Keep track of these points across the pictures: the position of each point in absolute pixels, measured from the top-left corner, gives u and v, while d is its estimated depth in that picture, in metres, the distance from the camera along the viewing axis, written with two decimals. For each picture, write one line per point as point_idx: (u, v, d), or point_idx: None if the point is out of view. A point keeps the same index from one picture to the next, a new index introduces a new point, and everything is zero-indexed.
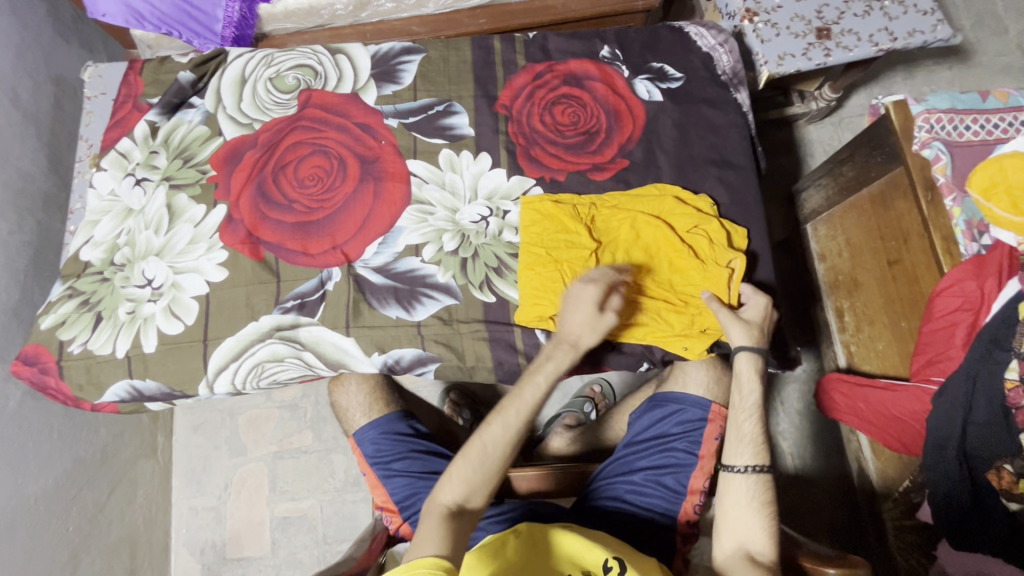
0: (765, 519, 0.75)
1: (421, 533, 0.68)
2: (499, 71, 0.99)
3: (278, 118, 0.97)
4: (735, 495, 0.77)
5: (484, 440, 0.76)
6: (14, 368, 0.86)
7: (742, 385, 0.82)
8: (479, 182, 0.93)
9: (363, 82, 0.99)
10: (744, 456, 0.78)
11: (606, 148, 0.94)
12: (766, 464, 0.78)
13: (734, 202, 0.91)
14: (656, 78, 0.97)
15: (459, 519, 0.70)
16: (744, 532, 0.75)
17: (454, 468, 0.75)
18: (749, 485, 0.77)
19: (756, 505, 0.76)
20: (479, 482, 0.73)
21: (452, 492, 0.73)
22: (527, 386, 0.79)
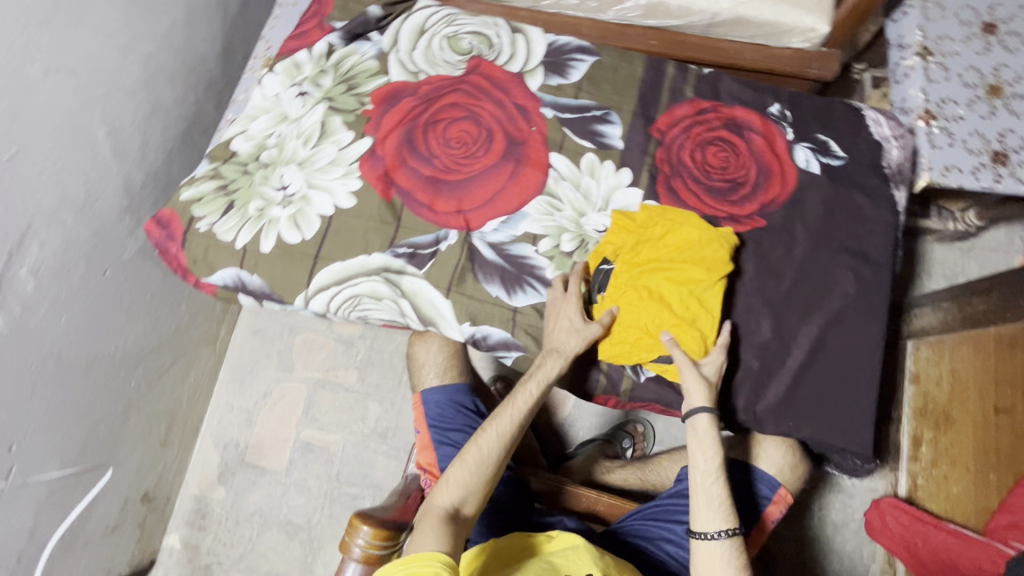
0: None
1: (419, 531, 0.72)
2: (664, 95, 0.99)
3: (443, 75, 1.00)
4: (711, 562, 0.78)
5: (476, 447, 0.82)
6: (147, 225, 0.92)
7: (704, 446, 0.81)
8: (613, 195, 0.93)
9: (532, 65, 1.01)
10: (712, 522, 0.78)
11: (747, 202, 0.92)
12: (738, 527, 0.79)
13: (860, 296, 0.88)
14: (818, 150, 0.95)
15: (454, 522, 0.75)
16: None
17: (449, 473, 0.81)
18: (722, 549, 0.78)
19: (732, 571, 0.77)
20: (474, 488, 0.79)
21: (447, 494, 0.78)
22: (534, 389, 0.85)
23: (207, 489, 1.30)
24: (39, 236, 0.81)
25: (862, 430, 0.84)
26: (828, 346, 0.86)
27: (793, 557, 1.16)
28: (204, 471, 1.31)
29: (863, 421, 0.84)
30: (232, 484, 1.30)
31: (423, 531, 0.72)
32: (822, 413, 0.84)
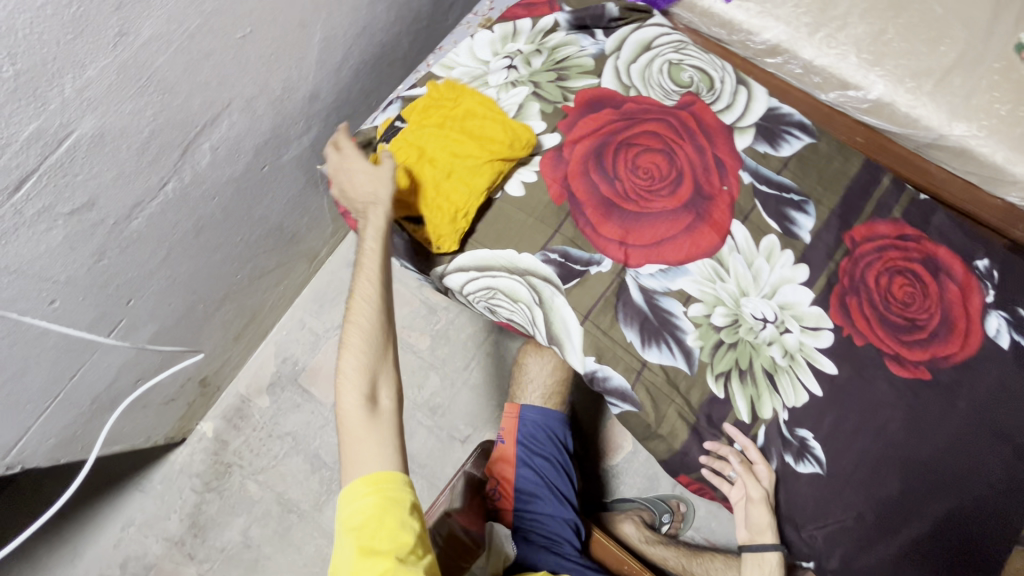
0: None
1: (359, 446, 0.67)
2: (871, 205, 0.93)
3: (653, 100, 0.95)
4: None
5: (361, 331, 0.73)
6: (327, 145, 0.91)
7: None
8: (781, 287, 0.88)
9: (745, 124, 0.95)
10: None
11: (918, 349, 0.86)
12: None
13: (1004, 494, 0.81)
14: (1013, 324, 0.87)
15: (386, 417, 0.70)
16: None
17: (346, 373, 0.71)
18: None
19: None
20: (371, 368, 0.72)
21: (356, 395, 0.70)
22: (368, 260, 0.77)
23: (254, 393, 1.31)
24: (231, 116, 0.81)
25: None
26: (953, 532, 0.79)
27: None
28: (257, 376, 1.32)
29: None
30: (278, 398, 1.31)
31: (365, 445, 0.67)
32: None
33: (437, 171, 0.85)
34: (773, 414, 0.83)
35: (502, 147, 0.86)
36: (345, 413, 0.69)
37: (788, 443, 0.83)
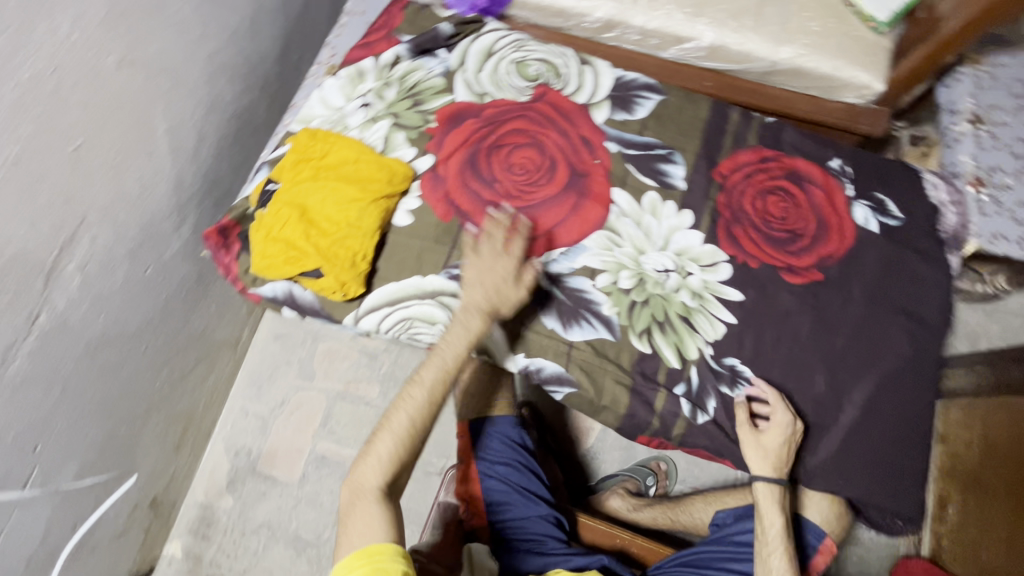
0: None
1: (358, 525, 0.71)
2: (728, 140, 1.00)
3: (509, 100, 0.99)
4: None
5: (406, 422, 0.76)
6: (206, 233, 0.89)
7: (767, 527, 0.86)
8: (673, 236, 0.93)
9: (598, 98, 1.01)
10: None
11: (805, 255, 0.93)
12: None
13: (913, 359, 0.89)
14: (876, 209, 0.96)
15: (391, 501, 0.74)
16: None
17: (373, 447, 0.76)
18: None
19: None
20: (395, 459, 0.75)
21: (376, 474, 0.74)
22: (443, 351, 0.80)
23: (214, 497, 1.25)
24: (91, 231, 0.78)
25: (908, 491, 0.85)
26: (882, 407, 0.86)
27: None
28: (212, 478, 1.26)
29: (907, 487, 0.86)
30: (241, 493, 1.26)
31: (365, 521, 0.71)
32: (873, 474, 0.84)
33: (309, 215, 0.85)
34: (699, 353, 0.88)
35: (382, 185, 0.88)
36: (360, 488, 0.74)
37: (720, 375, 0.87)
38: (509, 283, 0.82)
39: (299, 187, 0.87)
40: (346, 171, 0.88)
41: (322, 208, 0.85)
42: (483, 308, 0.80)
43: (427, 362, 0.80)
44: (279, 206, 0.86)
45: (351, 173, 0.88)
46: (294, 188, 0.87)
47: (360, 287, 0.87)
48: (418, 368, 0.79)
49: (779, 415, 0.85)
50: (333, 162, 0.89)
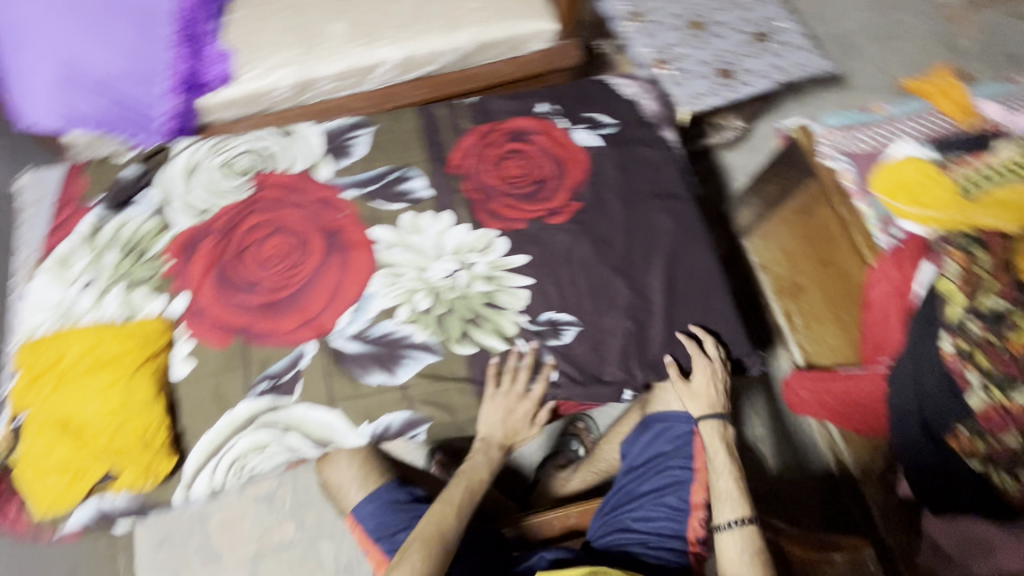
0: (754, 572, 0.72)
1: None
2: (447, 134, 1.06)
3: (234, 203, 0.98)
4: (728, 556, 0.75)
5: (434, 529, 0.78)
6: None
7: (714, 456, 0.85)
8: (444, 239, 0.97)
9: (316, 158, 1.03)
10: (726, 513, 0.79)
11: (557, 193, 1.00)
12: (751, 519, 0.77)
13: (680, 229, 0.99)
14: (591, 126, 1.06)
15: None
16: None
17: (407, 557, 0.75)
18: (745, 541, 0.76)
19: (749, 560, 0.74)
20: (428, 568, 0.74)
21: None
22: (474, 475, 0.86)
23: None
24: None
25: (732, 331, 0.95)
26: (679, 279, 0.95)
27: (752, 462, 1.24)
28: None
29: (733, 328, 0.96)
30: None
31: None
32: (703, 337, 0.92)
33: (71, 424, 0.78)
34: (517, 324, 0.91)
35: (138, 353, 0.84)
36: None
37: (543, 331, 0.91)
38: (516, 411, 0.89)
39: (48, 402, 0.80)
40: (92, 359, 0.82)
41: (82, 411, 0.78)
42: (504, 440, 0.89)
43: (455, 485, 0.85)
44: (36, 431, 0.78)
45: (98, 359, 0.82)
46: (43, 405, 0.79)
47: (169, 458, 0.82)
48: (446, 488, 0.84)
49: (716, 358, 0.91)
50: (74, 357, 0.83)
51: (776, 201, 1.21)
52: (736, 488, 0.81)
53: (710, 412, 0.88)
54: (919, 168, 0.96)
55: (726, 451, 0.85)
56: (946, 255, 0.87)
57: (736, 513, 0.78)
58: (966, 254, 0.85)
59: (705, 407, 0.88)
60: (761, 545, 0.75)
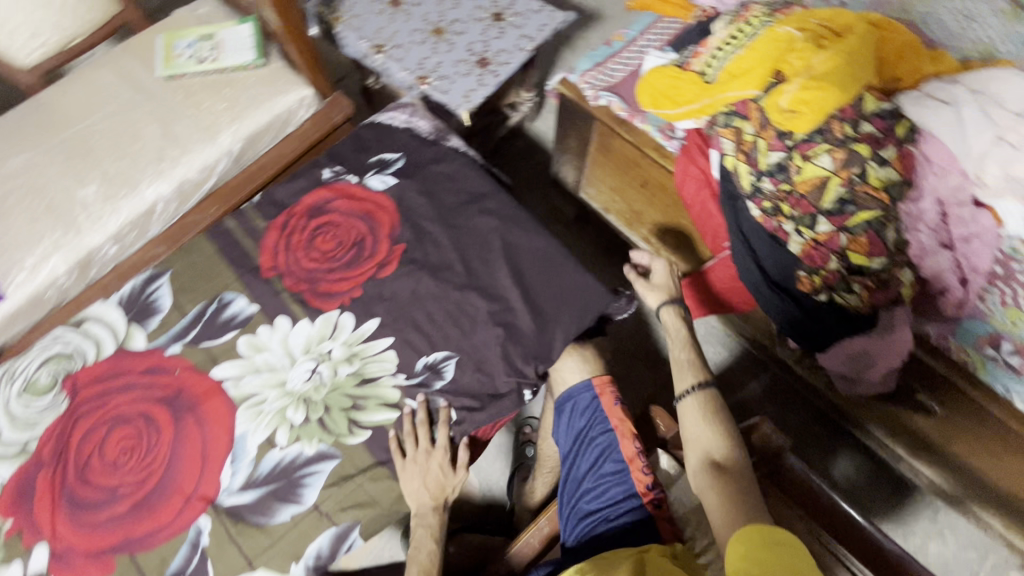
0: (716, 426, 0.77)
1: None
2: (248, 242, 1.01)
3: (53, 422, 0.88)
4: (691, 420, 0.80)
5: None
6: None
7: (674, 334, 0.91)
8: (290, 344, 0.92)
9: (123, 331, 0.94)
10: (685, 381, 0.84)
11: (379, 246, 0.99)
12: (708, 384, 0.83)
13: (503, 221, 1.01)
14: (381, 169, 1.06)
15: None
16: (699, 440, 0.77)
17: None
18: (702, 407, 0.80)
19: (708, 417, 0.79)
20: None
21: None
22: (419, 557, 0.82)
23: None
24: None
25: (591, 286, 0.96)
26: (523, 267, 0.97)
27: None
28: None
29: None
30: None
31: None
32: (569, 306, 0.94)
33: None
34: (397, 386, 0.89)
35: None
36: None
37: (425, 379, 0.89)
38: (448, 471, 0.86)
39: None
40: None
41: None
42: (435, 502, 0.84)
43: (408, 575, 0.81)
44: None
45: None
46: None
47: None
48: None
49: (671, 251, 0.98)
50: None
51: (581, 151, 1.26)
52: (694, 360, 0.86)
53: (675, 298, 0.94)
54: (662, 74, 1.02)
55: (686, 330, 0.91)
56: (720, 135, 0.94)
57: (694, 381, 0.84)
58: (733, 129, 0.93)
59: (664, 294, 0.94)
60: (721, 410, 0.80)
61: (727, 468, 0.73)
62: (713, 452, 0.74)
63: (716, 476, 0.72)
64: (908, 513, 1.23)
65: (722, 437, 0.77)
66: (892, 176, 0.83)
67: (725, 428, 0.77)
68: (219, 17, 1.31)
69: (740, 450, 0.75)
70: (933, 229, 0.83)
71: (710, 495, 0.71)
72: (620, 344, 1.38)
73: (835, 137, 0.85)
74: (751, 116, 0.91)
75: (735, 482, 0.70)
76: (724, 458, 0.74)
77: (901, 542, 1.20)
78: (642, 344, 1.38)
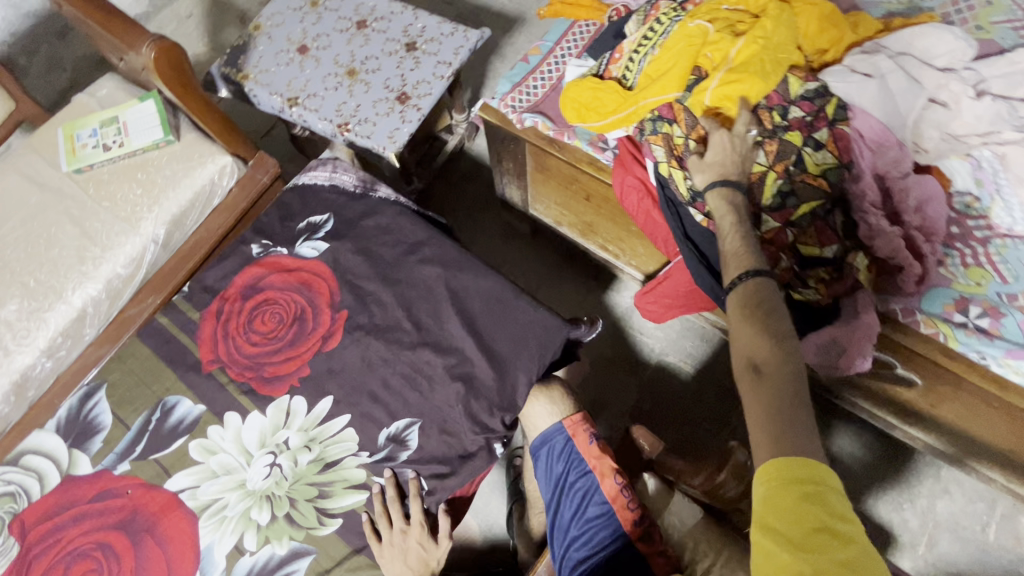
0: (763, 327, 0.67)
1: None
2: (184, 337, 0.96)
3: (6, 570, 0.82)
4: (736, 316, 0.69)
5: None
6: None
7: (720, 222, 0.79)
8: (244, 440, 0.87)
9: (66, 458, 0.89)
10: (733, 270, 0.73)
11: (320, 317, 0.94)
12: (762, 275, 0.70)
13: (445, 267, 0.96)
14: (310, 234, 1.01)
15: None
16: (743, 343, 0.67)
17: None
18: (747, 303, 0.69)
19: (752, 314, 0.68)
20: None
21: None
22: None
23: None
24: None
25: (546, 320, 0.92)
26: (473, 312, 0.93)
27: (668, 380, 1.31)
28: None
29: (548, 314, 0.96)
30: None
31: None
32: (528, 344, 0.90)
33: None
34: (362, 465, 0.85)
35: None
36: None
37: (390, 452, 0.85)
38: (430, 544, 0.82)
39: None
40: None
41: None
42: None
43: None
44: None
45: None
46: None
47: None
48: None
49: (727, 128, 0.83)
50: None
51: (520, 172, 1.21)
52: (748, 247, 0.74)
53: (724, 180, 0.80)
54: (582, 85, 0.98)
55: (736, 215, 0.78)
56: (650, 142, 0.91)
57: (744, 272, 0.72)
58: (663, 135, 0.90)
59: (715, 175, 0.80)
60: (770, 304, 0.68)
61: (767, 372, 0.64)
62: (755, 356, 0.65)
63: (755, 381, 0.64)
64: (910, 476, 1.21)
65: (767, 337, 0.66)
66: (827, 160, 0.81)
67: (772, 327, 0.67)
68: (121, 97, 1.24)
69: (788, 356, 0.65)
70: (880, 209, 0.80)
71: (751, 406, 0.64)
72: (597, 355, 1.35)
73: (766, 128, 0.83)
74: (677, 118, 0.89)
75: (773, 396, 0.62)
76: (767, 361, 0.64)
77: (909, 508, 1.18)
78: (619, 352, 1.34)
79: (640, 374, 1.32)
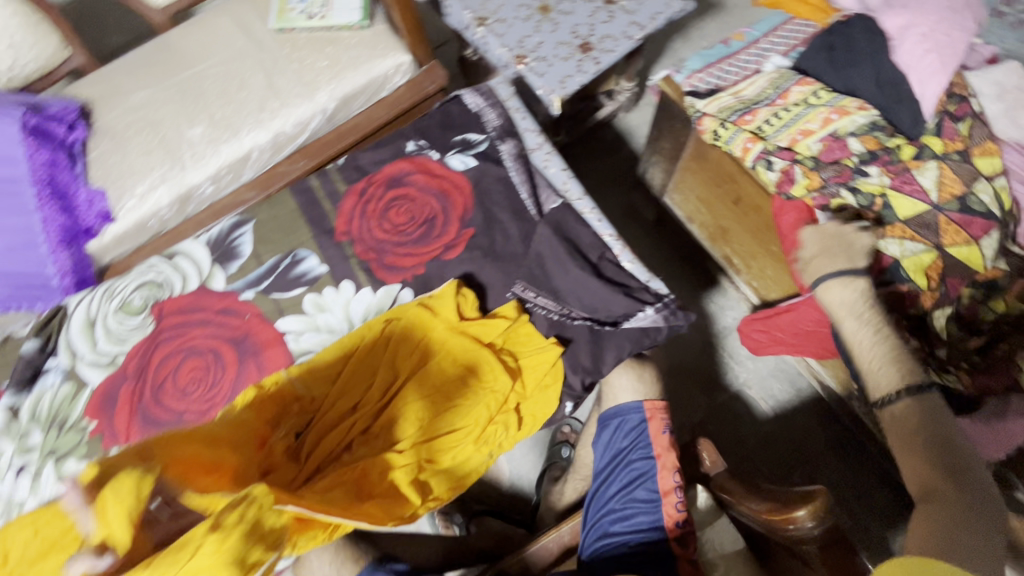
0: (922, 455, 0.68)
1: None
2: (327, 204, 1.04)
3: (139, 342, 0.96)
4: (906, 423, 0.72)
5: None
6: None
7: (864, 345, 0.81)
8: (351, 310, 0.95)
9: (207, 270, 1.01)
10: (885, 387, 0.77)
11: (447, 227, 0.99)
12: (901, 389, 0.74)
13: (578, 221, 0.97)
14: (464, 149, 1.05)
15: None
16: (909, 469, 0.68)
17: None
18: (894, 410, 0.75)
19: (911, 433, 0.71)
20: None
21: None
22: None
23: None
24: None
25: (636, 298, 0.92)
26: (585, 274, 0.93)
27: (743, 410, 1.25)
28: None
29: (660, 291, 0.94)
30: None
31: None
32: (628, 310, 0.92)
33: None
34: None
35: None
36: None
37: None
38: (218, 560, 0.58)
39: None
40: None
41: None
42: None
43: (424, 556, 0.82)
44: None
45: None
46: None
47: None
48: None
49: None
50: None
51: (673, 155, 1.17)
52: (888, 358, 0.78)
53: (826, 272, 0.84)
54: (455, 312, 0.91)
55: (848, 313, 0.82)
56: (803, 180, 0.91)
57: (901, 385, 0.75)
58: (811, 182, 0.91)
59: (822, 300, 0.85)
60: (928, 427, 0.70)
61: (940, 494, 0.62)
62: (923, 486, 0.64)
63: (934, 495, 0.62)
64: None
65: (936, 461, 0.66)
66: (973, 259, 0.83)
67: (921, 449, 0.68)
68: None
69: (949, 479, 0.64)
70: None
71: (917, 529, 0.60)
72: (679, 360, 1.31)
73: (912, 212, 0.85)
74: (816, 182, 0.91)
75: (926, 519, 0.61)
76: (936, 491, 0.63)
77: None
78: (702, 364, 1.30)
79: (718, 394, 1.27)
